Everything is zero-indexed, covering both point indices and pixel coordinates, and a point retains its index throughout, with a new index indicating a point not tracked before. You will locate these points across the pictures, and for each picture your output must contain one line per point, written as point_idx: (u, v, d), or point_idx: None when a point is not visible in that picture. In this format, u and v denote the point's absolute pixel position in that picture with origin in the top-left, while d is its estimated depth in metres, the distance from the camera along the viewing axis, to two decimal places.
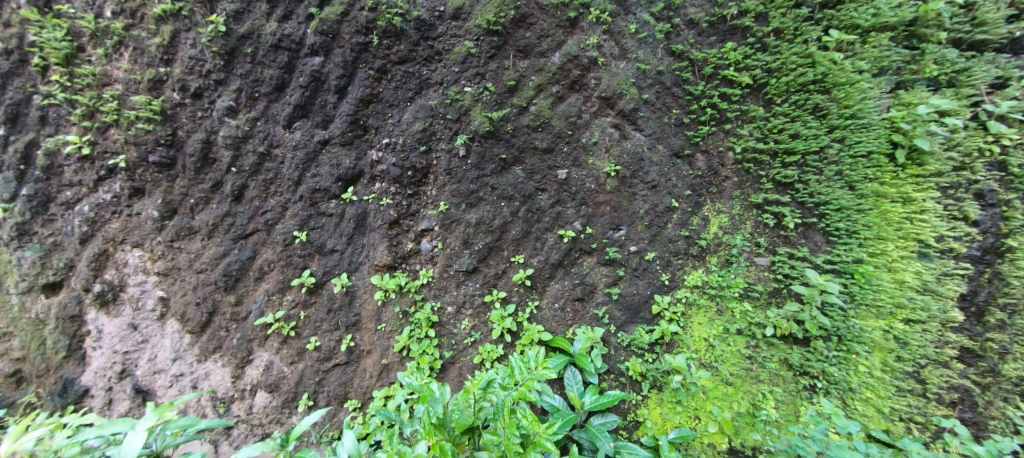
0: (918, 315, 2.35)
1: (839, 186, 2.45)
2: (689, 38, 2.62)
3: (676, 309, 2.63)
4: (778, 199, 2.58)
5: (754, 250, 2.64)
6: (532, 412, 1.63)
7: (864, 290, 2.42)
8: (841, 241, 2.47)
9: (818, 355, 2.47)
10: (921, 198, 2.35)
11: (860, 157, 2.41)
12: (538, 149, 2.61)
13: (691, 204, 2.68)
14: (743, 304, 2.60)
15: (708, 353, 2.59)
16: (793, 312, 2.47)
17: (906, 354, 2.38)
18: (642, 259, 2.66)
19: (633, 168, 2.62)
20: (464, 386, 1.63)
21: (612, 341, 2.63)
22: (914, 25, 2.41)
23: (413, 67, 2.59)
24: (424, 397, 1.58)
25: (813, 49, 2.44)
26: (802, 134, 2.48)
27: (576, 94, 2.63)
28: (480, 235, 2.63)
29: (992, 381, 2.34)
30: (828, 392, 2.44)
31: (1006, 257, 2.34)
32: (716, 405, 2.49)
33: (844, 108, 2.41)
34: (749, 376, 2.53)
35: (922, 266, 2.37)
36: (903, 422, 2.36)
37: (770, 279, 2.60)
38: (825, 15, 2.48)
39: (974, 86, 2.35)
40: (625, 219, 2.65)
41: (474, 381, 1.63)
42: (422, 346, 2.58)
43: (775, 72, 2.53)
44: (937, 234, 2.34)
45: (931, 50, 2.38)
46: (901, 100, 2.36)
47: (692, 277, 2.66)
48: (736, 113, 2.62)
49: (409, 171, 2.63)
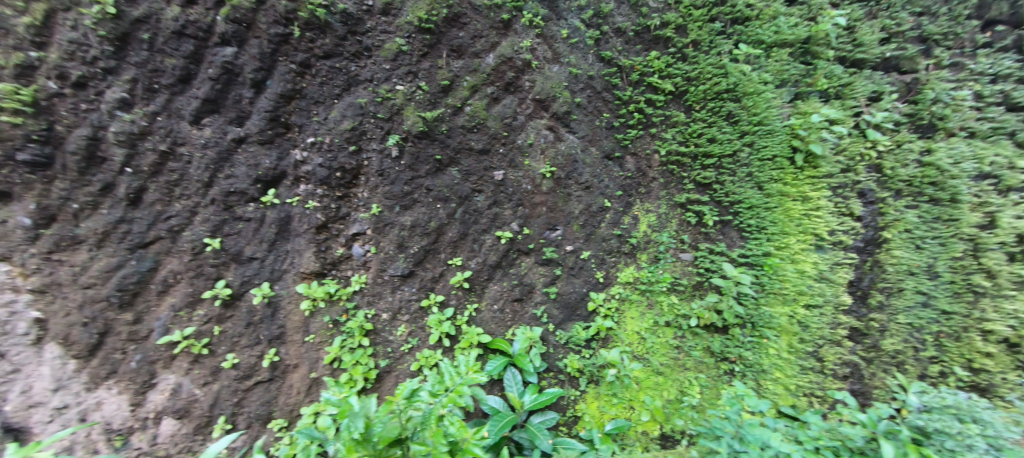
0: (815, 300, 2.64)
1: (749, 186, 2.69)
2: (617, 46, 2.73)
3: (610, 305, 2.74)
4: (699, 199, 2.78)
5: (679, 246, 2.81)
6: (461, 419, 1.60)
7: (772, 280, 2.68)
8: (752, 237, 2.71)
9: (735, 341, 2.70)
10: (817, 197, 2.62)
11: (767, 160, 2.66)
12: (473, 150, 2.59)
13: (622, 203, 2.80)
14: (670, 297, 2.76)
15: (640, 346, 2.72)
16: (713, 303, 2.67)
17: (807, 336, 2.66)
18: (578, 258, 2.73)
19: (568, 170, 2.69)
20: (386, 399, 1.64)
21: (551, 340, 2.68)
22: (808, 42, 2.71)
23: (340, 62, 2.45)
24: (343, 412, 1.51)
25: (725, 60, 2.67)
26: (718, 138, 2.69)
27: (511, 95, 2.64)
28: (415, 238, 2.55)
29: (874, 354, 2.74)
30: (744, 375, 2.68)
31: (883, 247, 2.75)
32: (648, 395, 2.64)
33: (752, 116, 2.65)
34: (677, 365, 2.69)
35: (819, 257, 2.66)
36: (807, 397, 2.63)
37: (693, 273, 2.78)
38: (735, 30, 2.72)
39: (856, 99, 2.72)
40: (560, 219, 2.71)
41: (397, 392, 1.66)
42: (355, 356, 2.46)
43: (694, 81, 2.72)
44: (830, 229, 2.63)
45: (821, 65, 2.69)
46: (799, 109, 2.65)
47: (624, 273, 2.78)
48: (661, 118, 2.77)
49: (337, 172, 2.49)
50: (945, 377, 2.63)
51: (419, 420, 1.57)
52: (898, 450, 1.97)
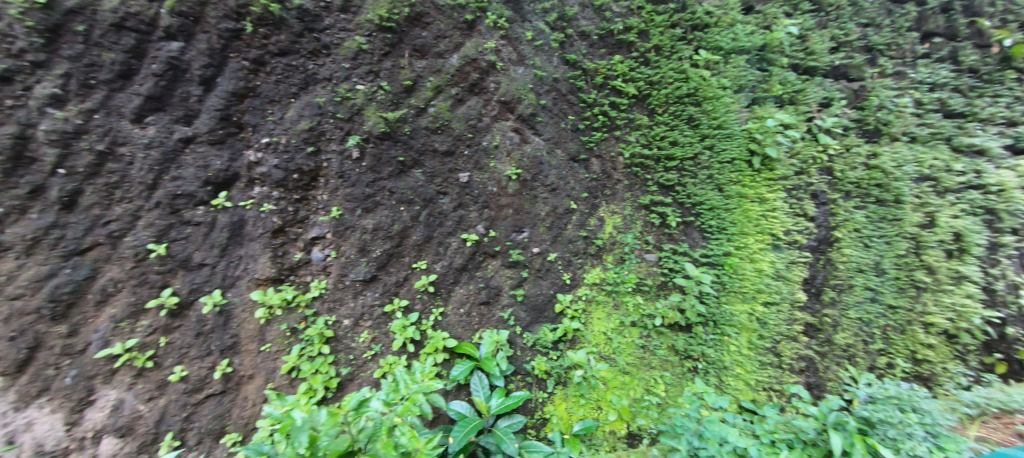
0: (773, 297, 2.74)
1: (710, 188, 2.76)
2: (581, 49, 2.75)
3: (576, 307, 2.75)
4: (663, 200, 2.82)
5: (644, 247, 2.85)
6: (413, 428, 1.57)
7: (732, 279, 2.75)
8: (713, 237, 2.79)
9: (698, 339, 2.75)
10: (773, 198, 2.72)
11: (726, 162, 2.75)
12: (438, 151, 2.55)
13: (588, 205, 2.82)
14: (635, 297, 2.79)
15: (607, 346, 2.74)
16: (676, 302, 2.73)
17: (766, 332, 2.75)
18: (545, 259, 2.73)
19: (534, 172, 2.68)
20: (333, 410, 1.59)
21: (519, 342, 2.67)
22: (763, 50, 2.82)
23: (296, 60, 2.37)
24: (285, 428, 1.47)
25: (686, 65, 2.73)
26: (680, 141, 2.75)
27: (475, 97, 2.61)
28: (377, 241, 2.49)
29: (828, 348, 2.85)
30: (706, 372, 2.74)
31: (835, 246, 2.90)
32: (615, 395, 2.66)
33: (712, 120, 2.73)
34: (643, 364, 2.73)
35: (775, 256, 2.75)
36: (768, 391, 2.71)
37: (658, 273, 2.82)
38: (695, 36, 2.78)
39: (808, 104, 2.84)
40: (527, 221, 2.70)
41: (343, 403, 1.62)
42: (315, 364, 2.37)
43: (656, 85, 2.77)
44: (785, 229, 2.73)
45: (775, 72, 2.81)
46: (755, 114, 2.76)
47: (590, 275, 2.80)
48: (625, 121, 2.81)
49: (295, 174, 2.40)
50: (891, 368, 2.79)
51: (370, 432, 1.53)
52: (845, 440, 2.05)
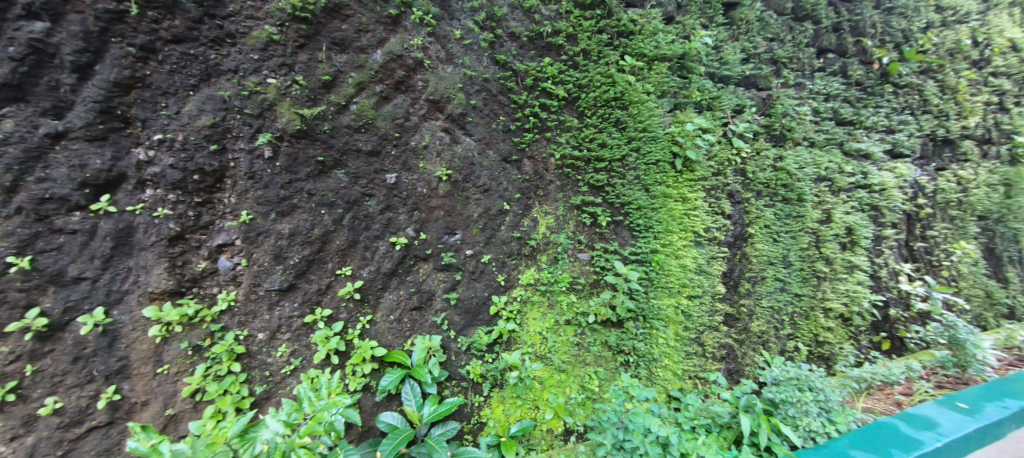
0: (695, 291, 2.91)
1: (637, 188, 2.86)
2: (511, 50, 2.75)
3: (511, 308, 2.73)
4: (593, 200, 2.88)
5: (576, 246, 2.88)
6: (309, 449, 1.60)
7: (659, 274, 2.87)
8: (641, 236, 2.88)
9: (629, 334, 2.84)
10: (694, 197, 2.91)
11: (651, 164, 2.87)
12: (362, 151, 2.43)
13: (522, 206, 2.81)
14: (569, 296, 2.81)
15: (542, 346, 2.73)
16: (608, 299, 2.78)
17: (690, 324, 2.91)
18: (478, 262, 2.70)
19: (465, 172, 2.64)
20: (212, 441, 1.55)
21: (453, 347, 2.60)
22: (683, 58, 2.98)
23: (195, 48, 2.15)
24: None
25: (612, 70, 2.82)
26: (608, 143, 2.82)
27: (402, 95, 2.53)
28: (295, 247, 2.31)
29: (745, 336, 3.07)
30: (637, 365, 2.83)
31: (749, 241, 3.12)
32: (551, 393, 2.68)
33: (638, 123, 2.84)
34: (578, 361, 2.77)
35: (697, 252, 2.93)
36: (693, 379, 2.89)
37: (590, 272, 2.86)
38: (621, 42, 2.86)
39: (723, 110, 3.07)
40: (459, 223, 2.65)
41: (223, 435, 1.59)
42: (223, 384, 2.15)
43: (585, 88, 2.82)
44: (705, 226, 2.94)
45: (694, 80, 2.98)
46: (677, 119, 2.92)
47: (525, 275, 2.78)
48: (555, 122, 2.84)
49: (195, 175, 2.17)
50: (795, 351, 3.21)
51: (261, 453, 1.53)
52: (753, 422, 2.20)
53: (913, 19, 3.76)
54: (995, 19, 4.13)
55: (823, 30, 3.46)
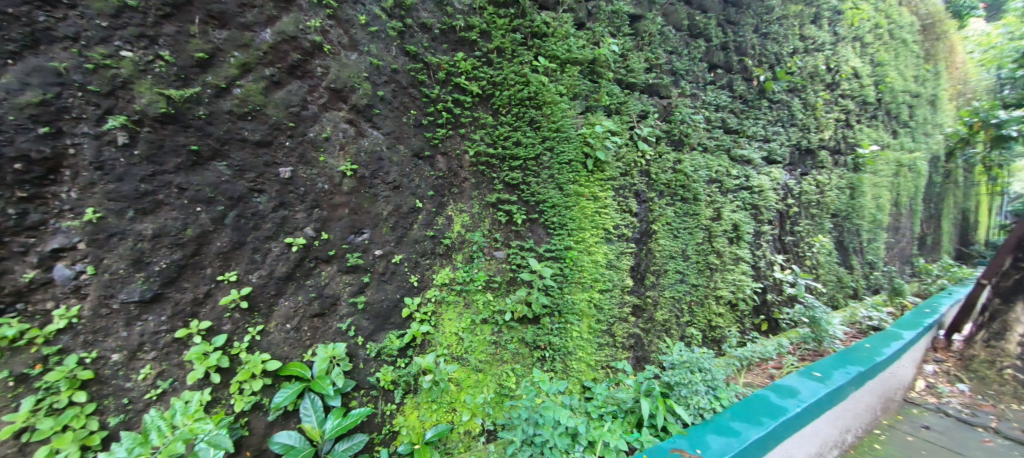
0: (606, 285, 3.06)
1: (551, 187, 2.92)
2: (423, 42, 2.65)
3: (426, 309, 2.62)
4: (509, 199, 2.88)
5: (492, 245, 2.86)
6: None
7: (573, 270, 2.95)
8: (556, 233, 2.94)
9: (545, 329, 2.89)
10: (604, 196, 3.06)
11: (564, 163, 2.95)
12: (247, 141, 2.17)
13: (435, 204, 2.72)
14: (485, 295, 2.78)
15: (458, 347, 2.66)
16: (523, 297, 2.79)
17: (602, 317, 3.05)
18: (389, 262, 2.55)
19: (372, 168, 2.49)
20: None
21: (360, 354, 2.42)
22: (593, 63, 3.12)
23: (16, 7, 1.71)
24: None
25: (526, 70, 2.84)
26: (522, 142, 2.84)
27: (297, 80, 2.31)
28: (160, 251, 1.96)
29: (650, 325, 3.31)
30: (554, 359, 2.89)
31: (654, 237, 3.37)
32: (468, 394, 2.64)
33: (551, 123, 2.90)
34: (495, 359, 2.76)
35: (608, 248, 3.08)
36: (604, 369, 3.04)
37: (506, 270, 2.86)
38: (535, 43, 2.89)
39: (630, 114, 3.27)
40: (367, 222, 2.49)
41: None
42: (62, 419, 1.73)
43: (499, 85, 2.81)
44: (614, 224, 3.11)
45: (603, 84, 3.13)
46: (588, 121, 3.04)
47: (440, 275, 2.69)
48: (469, 119, 2.78)
49: (17, 163, 1.71)
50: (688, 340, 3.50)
51: None
52: (652, 405, 2.35)
53: (783, 44, 4.35)
54: (842, 50, 4.94)
55: (714, 48, 3.85)
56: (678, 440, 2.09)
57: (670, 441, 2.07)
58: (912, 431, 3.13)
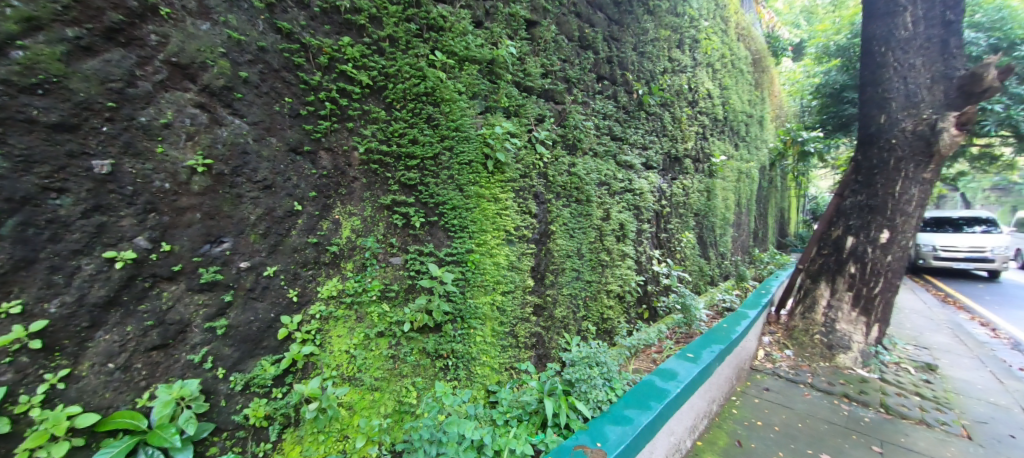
0: (508, 287, 3.06)
1: (451, 188, 2.79)
2: (299, 20, 2.29)
3: (309, 327, 2.27)
4: (405, 200, 2.66)
5: (388, 250, 2.61)
6: None
7: (475, 274, 2.87)
8: (457, 236, 2.81)
9: (447, 337, 2.75)
10: (504, 198, 3.05)
11: (464, 164, 2.84)
12: (38, 122, 1.59)
13: (318, 206, 2.37)
14: (381, 306, 2.53)
15: (349, 366, 2.38)
16: (423, 305, 2.60)
17: (505, 318, 3.04)
18: (260, 276, 2.14)
19: (234, 163, 2.06)
20: None
21: (221, 390, 1.99)
22: (492, 64, 3.08)
23: None
24: None
25: (422, 63, 2.66)
26: (419, 140, 2.66)
27: (121, 49, 1.80)
28: None
29: (550, 322, 3.43)
30: (457, 366, 2.78)
31: (552, 238, 3.49)
32: (363, 417, 2.37)
33: (450, 122, 2.77)
34: (393, 375, 2.53)
35: (509, 250, 3.09)
36: (508, 371, 3.04)
37: (404, 277, 2.65)
38: (431, 36, 2.72)
39: (528, 117, 3.32)
40: (228, 228, 2.04)
41: None
42: None
43: (392, 77, 2.57)
44: (515, 225, 3.13)
45: (502, 85, 3.12)
46: (487, 121, 2.99)
47: (326, 288, 2.35)
48: (358, 112, 2.48)
49: None
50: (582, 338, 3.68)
51: None
52: (555, 405, 2.40)
53: (656, 63, 4.91)
54: (699, 73, 5.81)
55: (601, 60, 4.15)
56: (581, 436, 2.14)
57: (573, 438, 2.11)
58: (757, 394, 3.81)
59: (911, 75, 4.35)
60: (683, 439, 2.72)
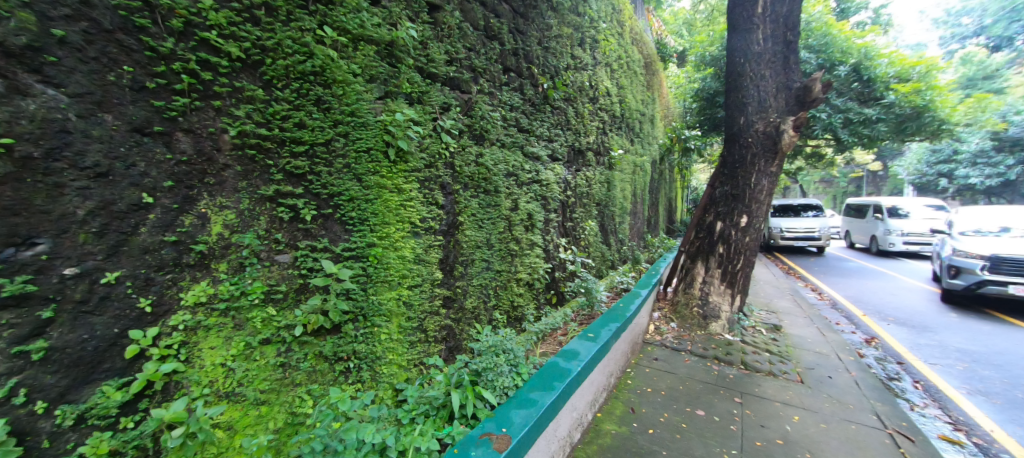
0: (415, 281, 2.96)
1: (348, 178, 2.58)
2: None
3: (169, 341, 1.92)
4: (292, 191, 2.38)
5: (272, 248, 2.32)
6: None
7: (377, 269, 2.71)
8: (356, 229, 2.62)
9: (348, 338, 2.55)
10: (408, 188, 2.91)
11: (361, 151, 2.64)
12: None
13: (177, 198, 2.00)
14: (265, 310, 2.24)
15: (226, 381, 2.08)
16: (317, 305, 2.37)
17: (412, 314, 2.93)
18: (95, 285, 1.74)
19: (49, 144, 1.63)
20: None
21: (41, 428, 1.59)
22: (391, 46, 2.88)
23: None
24: None
25: (308, 39, 2.38)
26: (307, 124, 2.39)
27: None
28: None
29: (460, 314, 3.41)
30: (360, 368, 2.61)
31: (460, 229, 3.45)
32: (246, 436, 2.10)
33: (343, 105, 2.54)
34: (283, 385, 2.27)
35: (415, 242, 2.98)
36: (417, 367, 2.95)
37: (294, 276, 2.38)
38: (318, 9, 2.44)
39: (433, 105, 3.20)
40: (44, 227, 1.61)
41: None
42: None
43: (271, 52, 2.26)
44: (420, 216, 3.02)
45: (402, 70, 2.95)
46: (388, 107, 2.81)
47: (192, 293, 2.01)
48: (228, 89, 2.14)
49: None
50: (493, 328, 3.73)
51: None
52: (462, 396, 2.39)
53: (559, 59, 5.11)
54: (599, 72, 6.20)
55: (507, 52, 4.18)
56: (486, 424, 2.15)
57: (479, 427, 2.11)
58: (648, 364, 4.27)
59: (762, 83, 5.18)
60: (584, 413, 2.92)
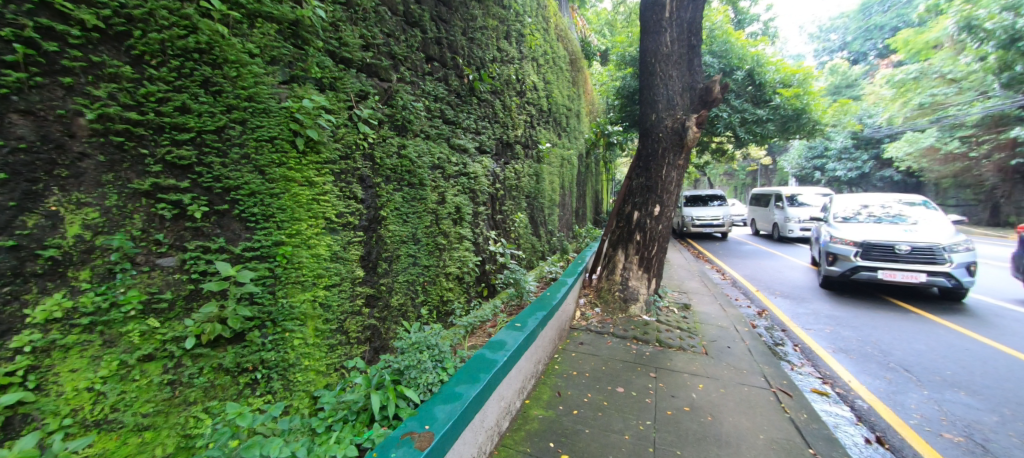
0: (332, 280, 2.77)
1: (247, 169, 2.32)
2: None
3: (12, 367, 1.59)
4: (175, 185, 2.08)
5: (152, 251, 2.01)
6: None
7: (287, 269, 2.49)
8: (259, 227, 2.38)
9: (253, 347, 2.31)
10: (321, 182, 2.71)
11: (263, 141, 2.39)
12: None
13: (15, 193, 1.64)
14: (145, 322, 1.95)
15: (96, 408, 1.79)
16: (213, 313, 2.11)
17: (330, 315, 2.75)
18: None
19: None
20: None
21: None
22: (296, 25, 2.62)
23: None
24: None
25: (190, 10, 2.07)
26: (193, 109, 2.10)
27: None
28: None
29: (386, 312, 3.28)
30: (269, 377, 2.39)
31: (383, 224, 3.29)
32: None
33: (238, 89, 2.28)
34: (173, 406, 2.00)
35: (332, 239, 2.79)
36: (337, 371, 2.78)
37: (182, 282, 2.10)
38: None
39: (347, 92, 2.99)
40: None
41: None
42: None
43: (141, 22, 1.94)
44: (336, 211, 2.83)
45: (310, 53, 2.70)
46: (293, 92, 2.57)
47: (42, 308, 1.68)
48: (83, 64, 1.80)
49: None
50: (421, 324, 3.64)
51: None
52: (384, 397, 2.30)
53: (485, 51, 5.08)
54: (525, 66, 6.29)
55: (429, 40, 4.05)
56: (409, 423, 2.09)
57: (401, 427, 2.04)
58: (575, 348, 4.48)
59: (669, 82, 5.63)
60: (512, 401, 2.98)
